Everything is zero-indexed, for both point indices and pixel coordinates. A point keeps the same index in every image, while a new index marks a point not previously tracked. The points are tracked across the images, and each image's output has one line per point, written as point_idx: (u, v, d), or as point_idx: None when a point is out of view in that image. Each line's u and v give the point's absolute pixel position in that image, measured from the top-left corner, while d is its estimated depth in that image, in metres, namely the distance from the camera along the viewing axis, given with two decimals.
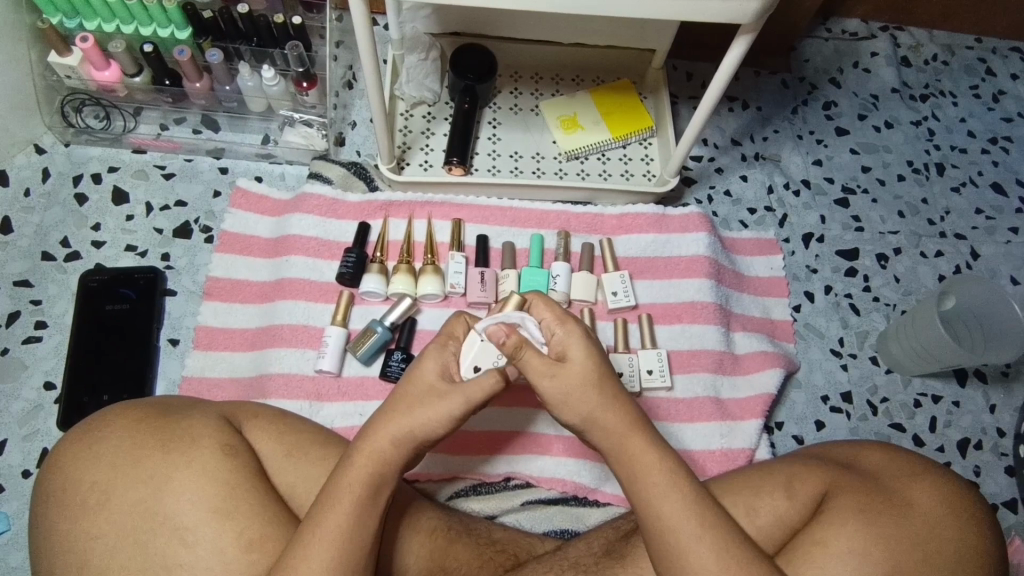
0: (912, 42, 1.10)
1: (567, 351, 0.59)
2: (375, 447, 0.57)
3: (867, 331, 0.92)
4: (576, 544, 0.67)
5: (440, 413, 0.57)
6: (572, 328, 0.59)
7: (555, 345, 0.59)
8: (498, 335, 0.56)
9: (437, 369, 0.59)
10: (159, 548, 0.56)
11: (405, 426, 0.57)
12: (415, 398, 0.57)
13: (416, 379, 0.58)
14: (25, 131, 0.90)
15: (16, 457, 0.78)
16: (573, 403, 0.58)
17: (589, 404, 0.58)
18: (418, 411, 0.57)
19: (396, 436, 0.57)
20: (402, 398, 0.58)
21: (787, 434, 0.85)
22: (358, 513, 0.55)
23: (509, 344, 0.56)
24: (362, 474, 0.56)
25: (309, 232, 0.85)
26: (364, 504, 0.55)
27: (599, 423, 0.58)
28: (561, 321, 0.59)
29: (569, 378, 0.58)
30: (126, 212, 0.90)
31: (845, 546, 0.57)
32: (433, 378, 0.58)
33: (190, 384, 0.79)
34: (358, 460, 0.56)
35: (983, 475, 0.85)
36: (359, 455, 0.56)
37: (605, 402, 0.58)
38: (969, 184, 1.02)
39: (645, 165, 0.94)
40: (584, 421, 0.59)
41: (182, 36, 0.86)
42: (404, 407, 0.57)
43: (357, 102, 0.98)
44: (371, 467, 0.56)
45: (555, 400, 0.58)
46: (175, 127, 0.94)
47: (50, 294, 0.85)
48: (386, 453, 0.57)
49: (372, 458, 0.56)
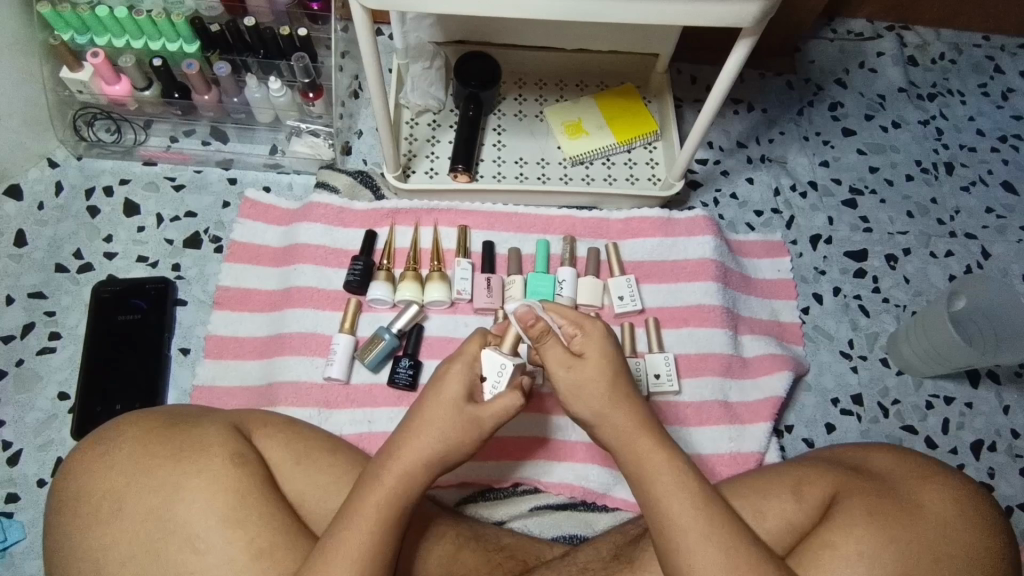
0: (919, 41, 1.10)
1: (587, 349, 0.59)
2: (410, 468, 0.57)
3: (876, 333, 0.91)
4: (585, 549, 0.67)
5: (471, 438, 0.58)
6: (590, 329, 0.60)
7: (576, 344, 0.60)
8: (527, 318, 0.57)
9: (463, 390, 0.58)
10: (170, 555, 0.57)
11: (442, 450, 0.58)
12: (446, 416, 0.58)
13: (441, 391, 0.58)
14: (38, 145, 0.92)
15: (31, 467, 0.79)
16: (585, 397, 0.59)
17: (600, 401, 0.58)
18: (452, 429, 0.58)
19: (432, 455, 0.58)
20: (437, 407, 0.58)
21: (797, 438, 0.85)
22: (382, 531, 0.55)
23: (535, 329, 0.58)
24: (389, 493, 0.56)
25: (317, 240, 0.86)
26: (388, 520, 0.55)
27: (609, 419, 0.59)
28: (580, 323, 0.60)
29: (576, 379, 0.58)
30: (137, 223, 0.91)
31: (854, 549, 0.56)
32: (459, 398, 0.58)
33: (201, 393, 0.80)
34: (389, 477, 0.57)
35: (998, 477, 0.84)
36: (390, 475, 0.57)
37: (611, 402, 0.59)
38: (979, 183, 1.01)
39: (650, 169, 0.94)
40: (595, 415, 0.59)
41: (191, 50, 0.87)
42: (437, 424, 0.58)
43: (363, 111, 1.00)
44: (402, 486, 0.56)
45: (569, 391, 0.59)
46: (185, 138, 0.95)
47: (63, 305, 0.86)
48: (418, 475, 0.57)
49: (403, 476, 0.57)
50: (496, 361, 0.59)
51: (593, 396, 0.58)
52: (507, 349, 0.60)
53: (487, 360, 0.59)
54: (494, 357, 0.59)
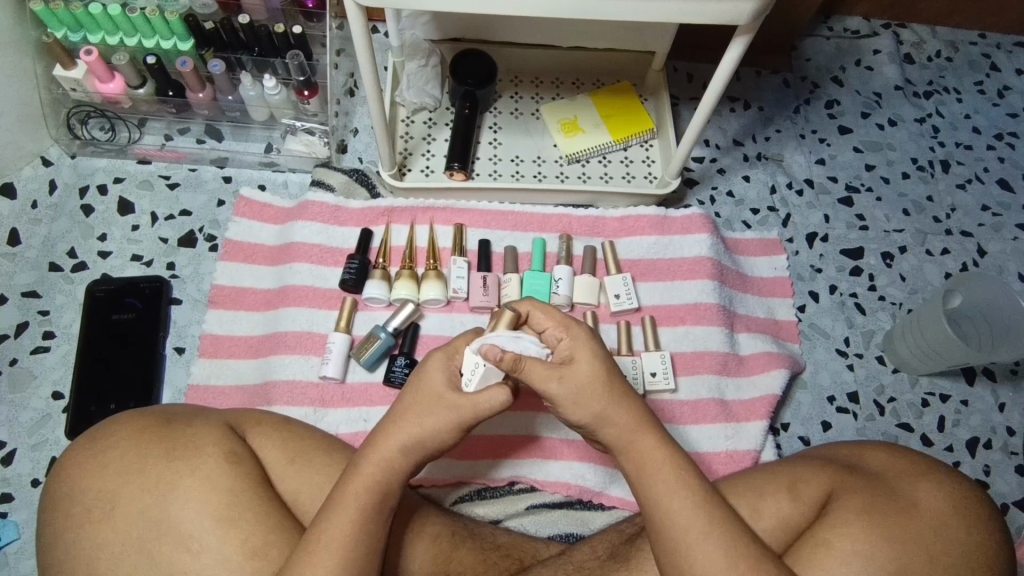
0: (915, 38, 1.10)
1: (576, 352, 0.58)
2: (385, 459, 0.57)
3: (873, 331, 0.91)
4: (580, 548, 0.67)
5: (449, 422, 0.57)
6: (576, 332, 0.59)
7: (561, 348, 0.59)
8: (492, 354, 0.55)
9: (444, 379, 0.58)
10: (163, 555, 0.57)
11: (418, 436, 0.57)
12: (427, 407, 0.57)
13: (425, 381, 0.58)
14: (31, 143, 0.91)
15: (24, 466, 0.79)
16: (583, 403, 0.57)
17: (600, 401, 0.57)
18: (433, 422, 0.57)
19: (407, 443, 0.57)
20: (417, 400, 0.58)
21: (792, 436, 0.85)
22: (363, 523, 0.55)
23: (505, 361, 0.55)
24: (376, 489, 0.56)
25: (312, 239, 0.86)
26: (371, 511, 0.55)
27: (610, 421, 0.58)
28: (566, 326, 0.60)
29: (568, 392, 0.57)
30: (131, 222, 0.91)
31: (848, 548, 0.56)
32: (440, 387, 0.58)
33: (196, 392, 0.80)
34: (367, 468, 0.56)
35: (993, 474, 0.84)
36: (368, 463, 0.57)
37: (609, 399, 0.58)
38: (976, 181, 1.01)
39: (646, 166, 0.94)
40: (595, 417, 0.58)
41: (184, 47, 0.86)
42: (413, 415, 0.58)
43: (359, 109, 0.99)
44: (383, 480, 0.56)
45: (565, 399, 0.57)
46: (179, 137, 0.95)
47: (58, 304, 0.86)
48: (393, 463, 0.57)
49: (382, 466, 0.57)
50: (474, 359, 0.57)
51: (590, 398, 0.57)
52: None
53: (467, 356, 0.58)
54: (472, 354, 0.57)
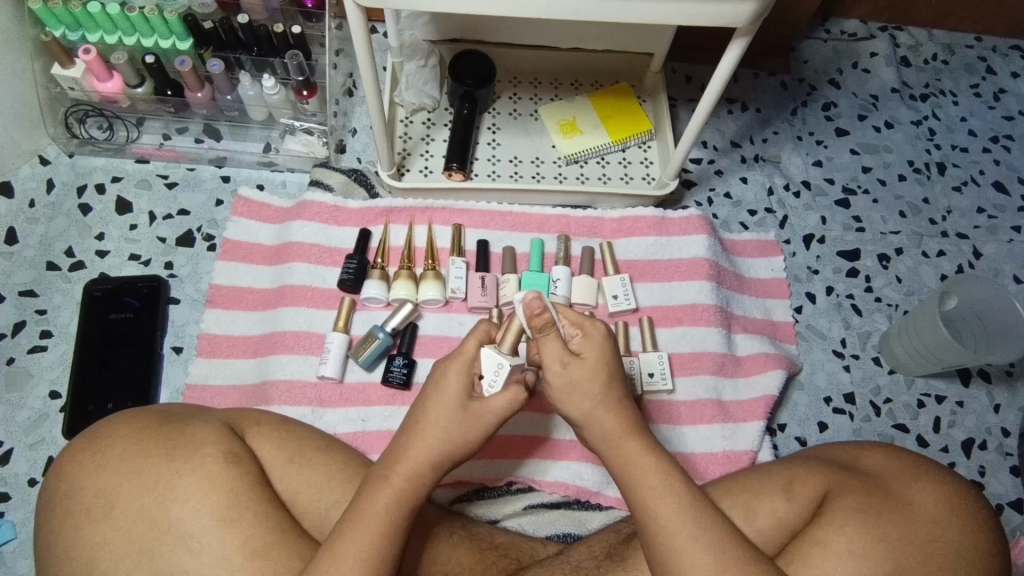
0: (911, 41, 1.10)
1: (586, 349, 0.60)
2: (412, 470, 0.57)
3: (868, 332, 0.92)
4: (578, 548, 0.67)
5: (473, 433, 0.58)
6: (594, 329, 0.61)
7: (574, 343, 0.61)
8: (533, 306, 0.56)
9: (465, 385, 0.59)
10: (162, 554, 0.57)
11: (445, 448, 0.58)
12: (449, 417, 0.58)
13: (444, 389, 0.59)
14: (29, 142, 0.91)
15: (22, 466, 0.78)
16: (576, 397, 0.59)
17: (591, 401, 0.59)
18: (459, 434, 0.58)
19: (422, 449, 0.58)
20: (438, 410, 0.58)
21: (789, 437, 0.85)
22: (388, 533, 0.55)
23: (540, 319, 0.57)
24: (395, 496, 0.56)
25: (311, 239, 0.86)
26: (391, 524, 0.55)
27: (598, 420, 0.59)
28: (582, 323, 0.61)
29: (570, 378, 0.59)
30: (129, 221, 0.91)
31: (843, 548, 0.57)
32: (463, 399, 0.58)
33: (193, 391, 0.80)
34: (395, 480, 0.57)
35: (989, 475, 0.84)
36: (395, 476, 0.57)
37: (603, 405, 0.59)
38: (971, 183, 1.02)
39: (645, 168, 0.94)
40: (585, 416, 0.60)
41: (183, 46, 0.87)
42: (437, 429, 0.58)
43: (357, 110, 0.99)
44: (409, 489, 0.57)
45: (563, 390, 0.59)
46: (178, 136, 0.95)
47: (55, 303, 0.86)
48: (424, 476, 0.57)
49: (411, 478, 0.57)
50: (494, 359, 0.59)
51: (585, 395, 0.59)
52: (506, 348, 0.59)
53: (486, 358, 0.59)
54: (491, 355, 0.59)
